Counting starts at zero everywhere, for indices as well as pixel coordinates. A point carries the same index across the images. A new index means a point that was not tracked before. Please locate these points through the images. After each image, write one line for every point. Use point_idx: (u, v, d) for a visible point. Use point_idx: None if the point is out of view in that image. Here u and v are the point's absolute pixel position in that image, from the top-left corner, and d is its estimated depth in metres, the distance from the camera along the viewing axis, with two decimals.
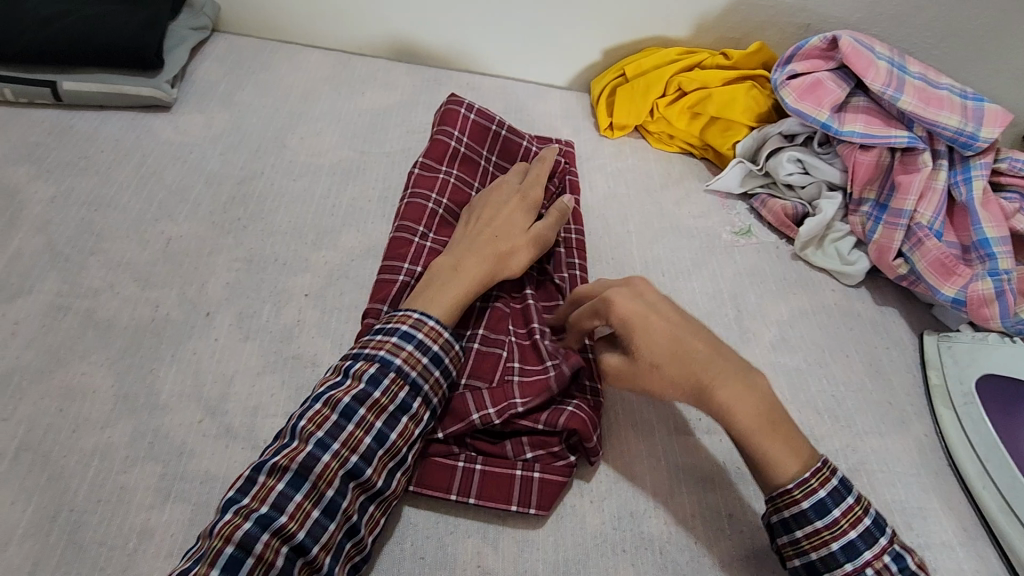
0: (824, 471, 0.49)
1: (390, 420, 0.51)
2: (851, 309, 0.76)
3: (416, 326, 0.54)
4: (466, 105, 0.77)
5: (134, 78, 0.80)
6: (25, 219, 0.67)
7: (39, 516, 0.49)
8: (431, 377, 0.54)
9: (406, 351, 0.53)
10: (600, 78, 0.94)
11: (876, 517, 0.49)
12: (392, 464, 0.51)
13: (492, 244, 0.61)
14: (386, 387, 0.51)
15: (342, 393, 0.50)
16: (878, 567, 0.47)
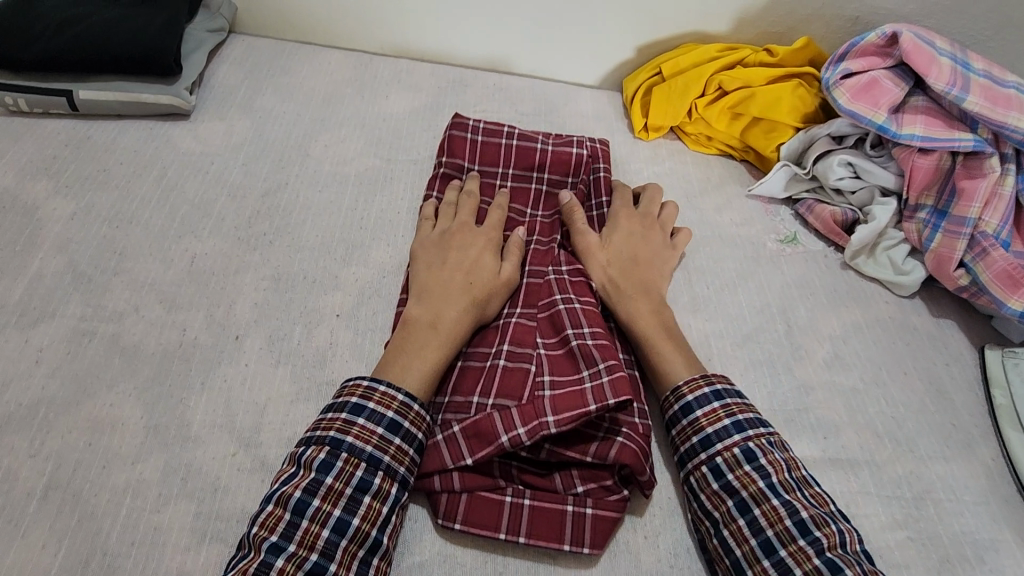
0: (698, 379, 0.58)
1: (350, 503, 0.49)
2: (907, 322, 0.72)
3: (367, 396, 0.52)
4: (472, 128, 0.76)
5: (152, 86, 0.76)
6: (45, 238, 0.64)
7: (71, 560, 0.47)
8: (391, 446, 0.51)
9: (357, 426, 0.51)
10: (633, 76, 0.89)
11: (737, 420, 0.55)
12: (363, 551, 0.48)
13: (469, 292, 0.61)
14: (340, 470, 0.49)
15: (293, 485, 0.48)
16: (726, 458, 0.54)
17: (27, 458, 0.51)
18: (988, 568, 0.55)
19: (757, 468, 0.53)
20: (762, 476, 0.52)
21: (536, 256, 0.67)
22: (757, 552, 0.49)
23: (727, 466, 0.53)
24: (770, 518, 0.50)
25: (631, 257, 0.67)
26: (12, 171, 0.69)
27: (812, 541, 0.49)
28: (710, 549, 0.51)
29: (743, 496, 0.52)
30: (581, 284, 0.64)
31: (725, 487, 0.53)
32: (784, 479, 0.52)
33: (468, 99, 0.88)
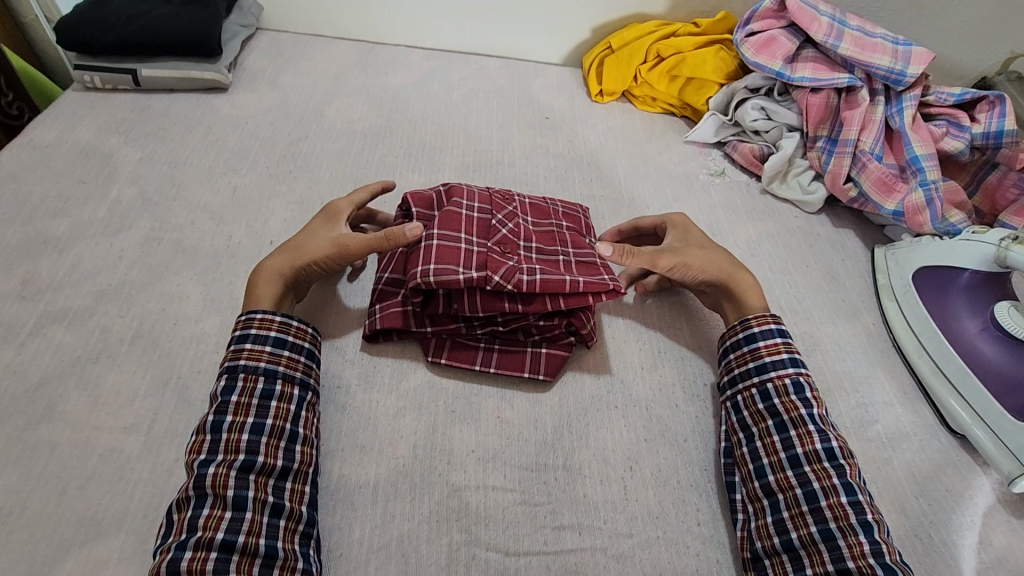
0: (766, 316, 0.66)
1: (260, 409, 0.57)
2: (812, 230, 0.88)
3: (247, 324, 0.61)
4: (439, 351, 0.67)
5: (198, 64, 0.95)
6: (120, 175, 0.82)
7: (155, 381, 0.63)
8: (282, 357, 0.61)
9: (246, 349, 0.60)
10: (589, 52, 1.08)
11: (794, 357, 0.64)
12: (285, 442, 0.57)
13: (293, 253, 0.67)
14: (241, 388, 0.58)
15: (207, 414, 0.57)
16: (777, 384, 0.62)
17: (118, 318, 0.67)
18: (861, 396, 0.70)
19: (802, 398, 0.61)
20: (805, 405, 0.61)
21: (480, 196, 0.71)
22: (783, 463, 0.58)
23: (775, 392, 0.62)
24: (803, 439, 0.58)
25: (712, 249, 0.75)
26: (92, 129, 0.88)
27: (836, 465, 0.57)
28: (741, 454, 0.60)
29: (783, 419, 0.60)
30: (537, 210, 0.76)
31: (769, 408, 0.61)
32: (821, 412, 0.61)
33: (453, 76, 1.07)
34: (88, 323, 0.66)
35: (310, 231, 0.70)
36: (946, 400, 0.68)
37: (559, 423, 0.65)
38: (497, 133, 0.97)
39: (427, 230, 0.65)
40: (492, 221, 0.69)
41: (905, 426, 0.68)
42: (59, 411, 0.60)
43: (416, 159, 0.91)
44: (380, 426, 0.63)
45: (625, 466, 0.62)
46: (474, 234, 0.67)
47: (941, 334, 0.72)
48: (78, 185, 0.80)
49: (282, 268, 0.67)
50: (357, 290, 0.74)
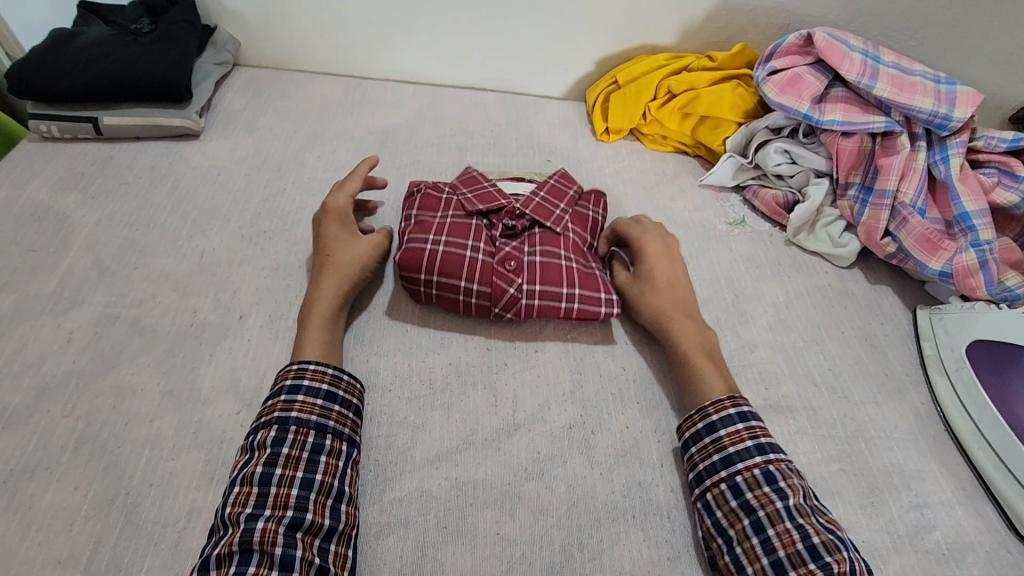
0: (724, 400, 0.60)
1: (309, 465, 0.54)
2: (845, 289, 0.79)
3: (300, 374, 0.59)
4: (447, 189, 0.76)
5: (166, 110, 0.87)
6: (76, 241, 0.74)
7: (100, 499, 0.54)
8: (333, 412, 0.58)
9: (298, 401, 0.57)
10: (594, 86, 0.99)
11: (761, 443, 0.57)
12: (331, 501, 0.53)
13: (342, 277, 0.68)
14: (292, 441, 0.55)
15: (254, 465, 0.53)
16: (747, 477, 0.55)
17: (62, 418, 0.59)
18: (915, 494, 0.61)
19: (776, 490, 0.54)
20: (780, 498, 0.54)
21: (482, 271, 0.67)
22: (768, 571, 0.51)
23: (746, 486, 0.55)
24: (783, 540, 0.51)
25: (671, 284, 0.70)
26: (47, 186, 0.80)
27: (823, 565, 0.49)
28: (725, 566, 0.53)
29: (759, 517, 0.53)
30: (548, 270, 0.68)
31: (741, 506, 0.54)
32: (800, 503, 0.53)
33: (445, 113, 0.98)
34: (27, 426, 0.58)
35: (343, 240, 0.71)
36: (1013, 502, 0.60)
37: (568, 538, 0.56)
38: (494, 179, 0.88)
39: (430, 240, 0.68)
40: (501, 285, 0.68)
41: (968, 532, 0.59)
42: None
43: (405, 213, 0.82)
44: (360, 549, 0.54)
45: None
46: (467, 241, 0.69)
47: (1003, 423, 0.63)
48: (27, 253, 0.72)
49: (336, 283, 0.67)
50: None
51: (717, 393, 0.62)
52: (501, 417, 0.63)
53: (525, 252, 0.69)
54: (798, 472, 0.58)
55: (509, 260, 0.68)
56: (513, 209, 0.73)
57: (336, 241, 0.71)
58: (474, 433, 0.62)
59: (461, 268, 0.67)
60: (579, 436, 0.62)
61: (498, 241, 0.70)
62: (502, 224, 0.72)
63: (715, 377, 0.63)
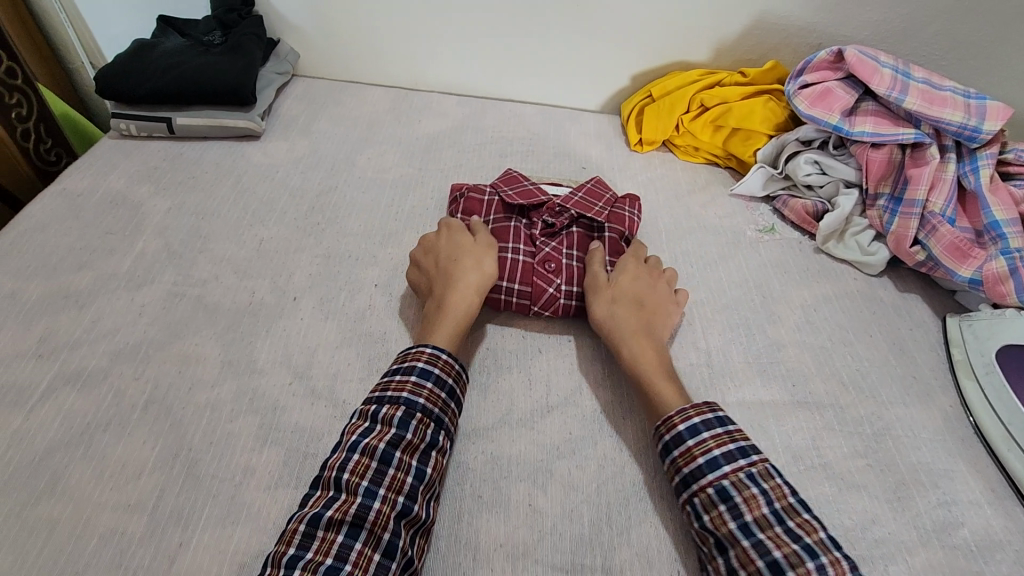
0: (673, 418, 0.59)
1: (423, 456, 0.56)
2: (874, 295, 0.80)
3: (434, 362, 0.61)
4: (489, 191, 0.83)
5: (231, 112, 0.95)
6: (148, 226, 0.81)
7: (165, 453, 0.59)
8: (449, 409, 0.60)
9: (426, 390, 0.59)
10: (629, 100, 1.04)
11: (712, 458, 0.55)
12: (429, 495, 0.55)
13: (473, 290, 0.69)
14: (415, 427, 0.57)
15: (375, 439, 0.55)
16: (702, 498, 0.54)
17: (133, 381, 0.64)
18: (942, 492, 0.62)
19: (731, 508, 0.53)
20: (735, 516, 0.52)
21: (523, 272, 0.73)
22: None
23: (702, 506, 0.54)
24: (742, 559, 0.50)
25: (636, 301, 0.70)
26: (124, 178, 0.87)
27: None
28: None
29: (719, 537, 0.52)
30: (582, 273, 0.74)
31: (702, 528, 0.54)
32: (758, 517, 0.52)
33: (487, 123, 1.04)
34: (102, 386, 0.63)
35: (478, 253, 0.72)
36: None
37: (597, 514, 0.58)
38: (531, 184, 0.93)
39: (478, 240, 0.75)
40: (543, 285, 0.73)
41: (998, 532, 0.59)
42: (62, 485, 0.56)
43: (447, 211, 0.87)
44: None
45: (670, 568, 0.55)
46: (509, 241, 0.76)
47: None
48: (105, 236, 0.79)
49: (471, 297, 0.68)
50: (379, 355, 0.69)
51: (676, 405, 0.61)
52: (534, 400, 0.66)
53: (564, 254, 0.76)
54: (772, 474, 0.55)
55: (549, 261, 0.75)
56: (553, 206, 0.80)
57: (470, 255, 0.71)
58: (510, 413, 0.65)
59: (503, 268, 0.73)
60: (609, 420, 0.65)
61: (538, 241, 0.77)
62: (539, 223, 0.79)
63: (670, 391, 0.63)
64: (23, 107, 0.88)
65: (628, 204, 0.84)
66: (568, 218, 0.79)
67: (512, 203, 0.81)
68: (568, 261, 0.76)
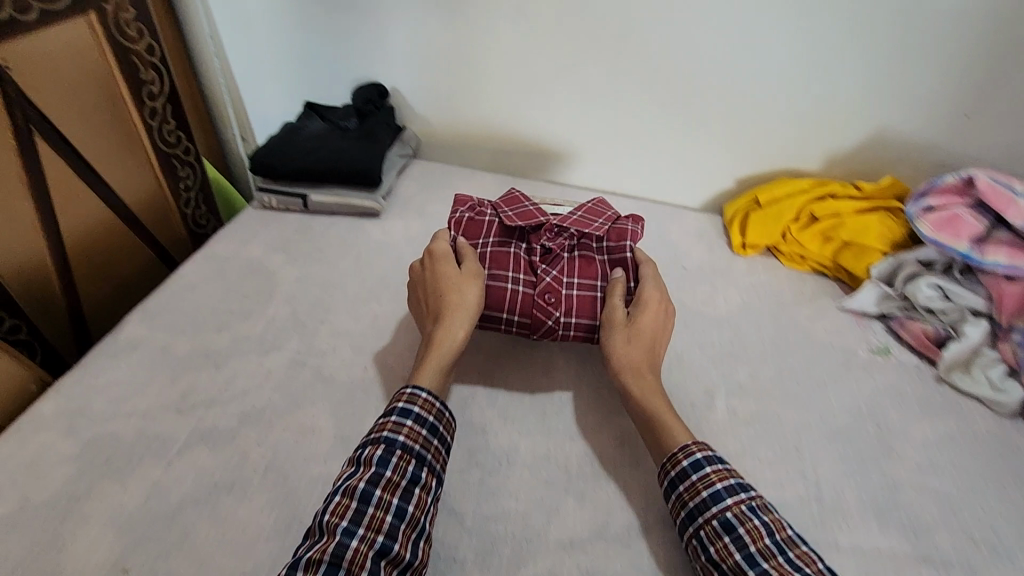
0: (677, 455, 0.63)
1: (405, 494, 0.58)
2: (1006, 439, 0.74)
3: (413, 401, 0.64)
4: (491, 211, 0.87)
5: (358, 192, 1.04)
6: (279, 294, 0.89)
7: (279, 523, 0.62)
8: (431, 447, 0.62)
9: (406, 428, 0.62)
10: (733, 202, 1.05)
11: (715, 491, 0.59)
12: (415, 535, 0.56)
13: (458, 318, 0.73)
14: (395, 465, 0.59)
15: (358, 479, 0.57)
16: (707, 530, 0.58)
17: (256, 445, 0.69)
18: None
19: (735, 539, 0.56)
20: (741, 548, 0.55)
21: (523, 304, 0.78)
22: None
23: (708, 539, 0.57)
24: None
25: (650, 341, 0.74)
26: (262, 246, 0.97)
27: None
28: None
29: (724, 569, 0.55)
30: (584, 303, 0.78)
31: (708, 560, 0.57)
32: (762, 548, 0.55)
33: None
34: (230, 447, 0.69)
35: (458, 281, 0.76)
36: None
37: None
38: None
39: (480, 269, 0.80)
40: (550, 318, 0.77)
41: None
42: (189, 542, 0.61)
43: None
44: None
45: None
46: (509, 267, 0.79)
47: None
48: (242, 300, 0.88)
49: (460, 326, 0.72)
50: (479, 446, 0.71)
51: (680, 442, 0.65)
52: (631, 515, 0.65)
53: (563, 283, 0.79)
54: (774, 510, 0.59)
55: (548, 293, 0.78)
56: (551, 227, 0.83)
57: (454, 284, 0.75)
58: (607, 527, 0.64)
59: (504, 302, 0.78)
60: None
61: (539, 269, 0.80)
62: (535, 248, 0.83)
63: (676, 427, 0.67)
64: (190, 178, 1.01)
65: (629, 219, 0.86)
66: (566, 239, 0.83)
67: (512, 226, 0.84)
68: (569, 289, 0.79)
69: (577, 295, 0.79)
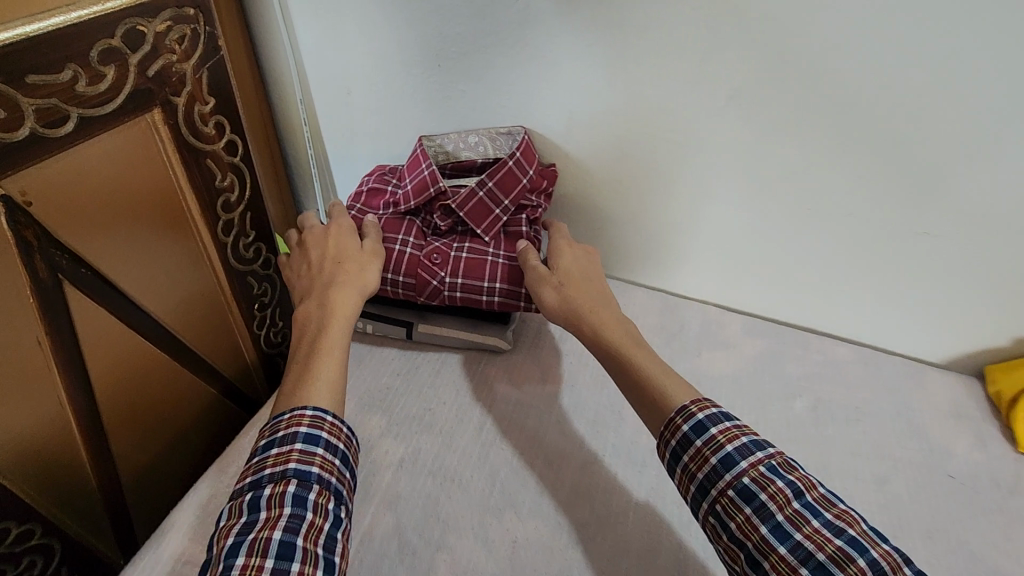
0: (676, 420, 0.54)
1: (329, 540, 0.46)
2: None
3: (319, 426, 0.51)
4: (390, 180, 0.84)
5: (481, 325, 0.77)
6: (377, 492, 0.63)
7: None
8: (344, 479, 0.51)
9: (317, 457, 0.50)
10: (1011, 370, 0.73)
11: (728, 453, 0.50)
12: None
13: (358, 279, 0.65)
14: (314, 505, 0.47)
15: (264, 533, 0.44)
16: (724, 503, 0.49)
17: None
18: None
19: (758, 509, 0.47)
20: (765, 518, 0.47)
21: (409, 264, 0.75)
22: None
23: (727, 513, 0.49)
24: (780, 568, 0.45)
25: (582, 277, 0.70)
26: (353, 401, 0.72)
27: None
28: None
29: (750, 547, 0.47)
30: (472, 264, 0.75)
31: (731, 538, 0.49)
32: (790, 515, 0.46)
33: (788, 367, 0.78)
34: None
35: (362, 257, 0.68)
36: None
37: None
38: (877, 498, 0.65)
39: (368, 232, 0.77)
40: (436, 278, 0.75)
41: None
42: None
43: None
44: None
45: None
46: (398, 232, 0.76)
47: None
48: None
49: (355, 294, 0.64)
50: None
51: (678, 402, 0.56)
52: None
53: (453, 248, 0.76)
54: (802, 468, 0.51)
55: (435, 253, 0.76)
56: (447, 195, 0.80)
57: (352, 258, 0.68)
58: None
59: (389, 261, 0.75)
60: None
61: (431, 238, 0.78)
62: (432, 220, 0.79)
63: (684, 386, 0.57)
64: (267, 294, 0.78)
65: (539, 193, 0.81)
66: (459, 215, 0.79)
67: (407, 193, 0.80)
68: (458, 252, 0.76)
69: (462, 259, 0.75)
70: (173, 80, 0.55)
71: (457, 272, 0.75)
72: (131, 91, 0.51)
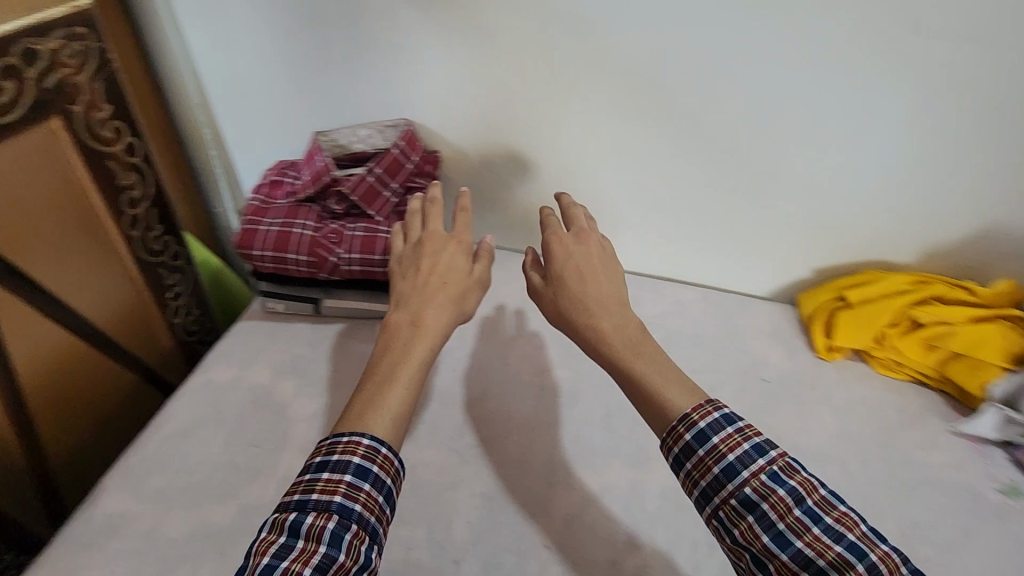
0: (690, 417, 0.53)
1: None
2: None
3: (371, 459, 0.53)
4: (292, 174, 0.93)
5: (380, 295, 0.87)
6: (293, 441, 0.73)
7: None
8: (386, 517, 0.52)
9: (364, 494, 0.51)
10: (812, 294, 0.91)
11: (737, 463, 0.50)
12: None
13: (448, 293, 0.67)
14: (348, 544, 0.49)
15: (290, 564, 0.47)
16: (726, 511, 0.50)
17: None
18: None
19: (761, 519, 0.48)
20: (769, 529, 0.47)
21: (308, 244, 0.83)
22: None
23: (731, 521, 0.49)
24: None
25: (575, 275, 0.67)
26: (268, 370, 0.81)
27: None
28: None
29: (753, 553, 0.48)
30: (365, 239, 0.84)
31: (733, 542, 0.50)
32: (789, 523, 0.47)
33: (645, 310, 0.94)
34: None
35: (469, 281, 0.69)
36: None
37: None
38: None
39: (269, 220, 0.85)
40: (333, 256, 0.83)
41: None
42: None
43: (618, 438, 0.75)
44: None
45: None
46: (296, 218, 0.85)
47: None
48: (249, 451, 0.72)
49: (448, 314, 0.66)
50: None
51: (681, 409, 0.55)
52: None
53: (347, 228, 0.85)
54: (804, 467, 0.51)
55: (331, 233, 0.84)
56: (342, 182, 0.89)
57: (452, 272, 0.69)
58: None
59: (289, 243, 0.83)
60: None
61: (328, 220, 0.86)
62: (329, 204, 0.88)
63: (685, 392, 0.56)
64: (180, 286, 0.87)
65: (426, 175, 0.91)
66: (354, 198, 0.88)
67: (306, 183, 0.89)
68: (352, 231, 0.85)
69: (355, 237, 0.84)
70: (70, 90, 0.68)
71: (351, 248, 0.83)
72: (30, 102, 0.64)
